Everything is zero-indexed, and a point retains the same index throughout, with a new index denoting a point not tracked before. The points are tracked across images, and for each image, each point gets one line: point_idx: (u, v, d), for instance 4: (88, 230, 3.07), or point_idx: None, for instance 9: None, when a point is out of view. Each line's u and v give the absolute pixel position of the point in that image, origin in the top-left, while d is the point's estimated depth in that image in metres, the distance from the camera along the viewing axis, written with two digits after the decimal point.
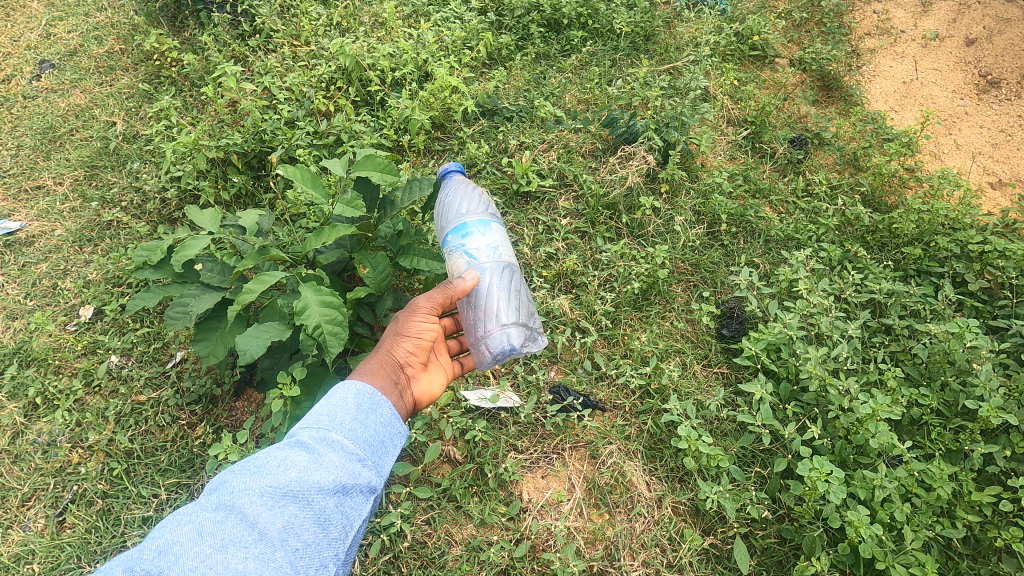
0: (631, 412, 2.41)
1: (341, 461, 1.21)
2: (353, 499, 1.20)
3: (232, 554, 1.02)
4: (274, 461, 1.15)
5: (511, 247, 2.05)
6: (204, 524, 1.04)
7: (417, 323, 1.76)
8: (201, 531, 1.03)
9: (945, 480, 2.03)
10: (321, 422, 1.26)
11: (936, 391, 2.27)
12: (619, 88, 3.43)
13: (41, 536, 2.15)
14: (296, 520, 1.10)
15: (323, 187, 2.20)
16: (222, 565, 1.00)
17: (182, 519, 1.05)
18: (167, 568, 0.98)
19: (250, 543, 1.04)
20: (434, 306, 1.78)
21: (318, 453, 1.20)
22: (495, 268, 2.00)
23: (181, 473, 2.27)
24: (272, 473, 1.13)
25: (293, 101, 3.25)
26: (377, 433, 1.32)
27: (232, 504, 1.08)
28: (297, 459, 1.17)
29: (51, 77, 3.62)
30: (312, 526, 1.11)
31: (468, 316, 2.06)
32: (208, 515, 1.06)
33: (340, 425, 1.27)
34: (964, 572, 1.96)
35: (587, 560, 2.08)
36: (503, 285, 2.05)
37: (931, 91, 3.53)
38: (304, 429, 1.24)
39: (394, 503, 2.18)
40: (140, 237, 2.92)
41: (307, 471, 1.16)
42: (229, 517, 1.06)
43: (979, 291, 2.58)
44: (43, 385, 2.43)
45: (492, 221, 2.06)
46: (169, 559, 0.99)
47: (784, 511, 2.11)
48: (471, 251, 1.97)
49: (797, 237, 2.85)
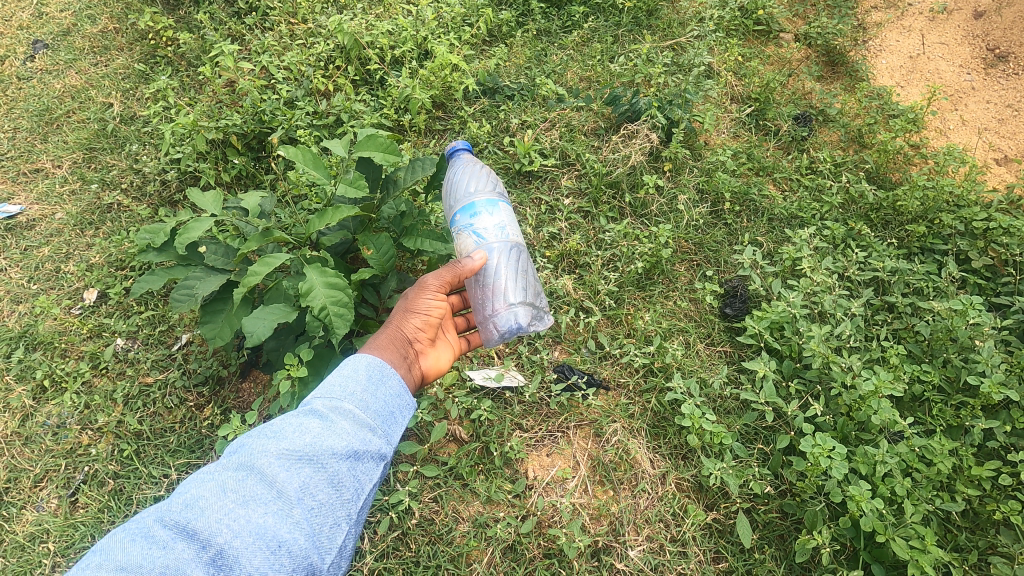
0: (635, 390, 2.42)
1: (353, 428, 1.21)
2: (365, 464, 1.20)
3: (252, 510, 1.05)
4: (290, 427, 1.17)
5: (518, 226, 2.08)
6: (226, 482, 1.08)
7: (425, 300, 1.76)
8: (224, 488, 1.07)
9: (945, 455, 2.06)
10: (334, 391, 1.26)
11: (938, 368, 2.29)
12: (622, 65, 3.38)
13: (55, 516, 2.18)
14: (311, 481, 1.11)
15: (325, 167, 2.18)
16: (243, 520, 1.04)
17: (206, 477, 1.09)
18: (195, 519, 1.03)
19: (268, 500, 1.07)
20: (443, 284, 1.80)
21: (332, 420, 1.20)
22: (503, 247, 2.04)
23: (191, 453, 2.30)
24: (287, 438, 1.14)
25: (292, 80, 3.20)
26: (387, 403, 1.30)
27: (252, 464, 1.11)
28: (311, 425, 1.18)
29: (45, 58, 3.56)
30: (326, 487, 1.12)
31: (475, 294, 2.06)
32: (230, 475, 1.09)
33: (352, 394, 1.26)
34: (962, 544, 2.00)
35: (592, 535, 2.12)
36: (510, 265, 2.08)
37: (938, 65, 3.48)
38: (317, 397, 1.24)
39: (401, 481, 2.21)
40: (142, 220, 2.91)
41: (321, 437, 1.16)
42: (249, 476, 1.09)
43: (983, 268, 2.59)
44: (50, 368, 2.45)
45: (500, 201, 2.07)
46: (195, 512, 1.04)
47: (786, 486, 2.15)
48: (479, 231, 2.00)
49: (801, 215, 2.84)
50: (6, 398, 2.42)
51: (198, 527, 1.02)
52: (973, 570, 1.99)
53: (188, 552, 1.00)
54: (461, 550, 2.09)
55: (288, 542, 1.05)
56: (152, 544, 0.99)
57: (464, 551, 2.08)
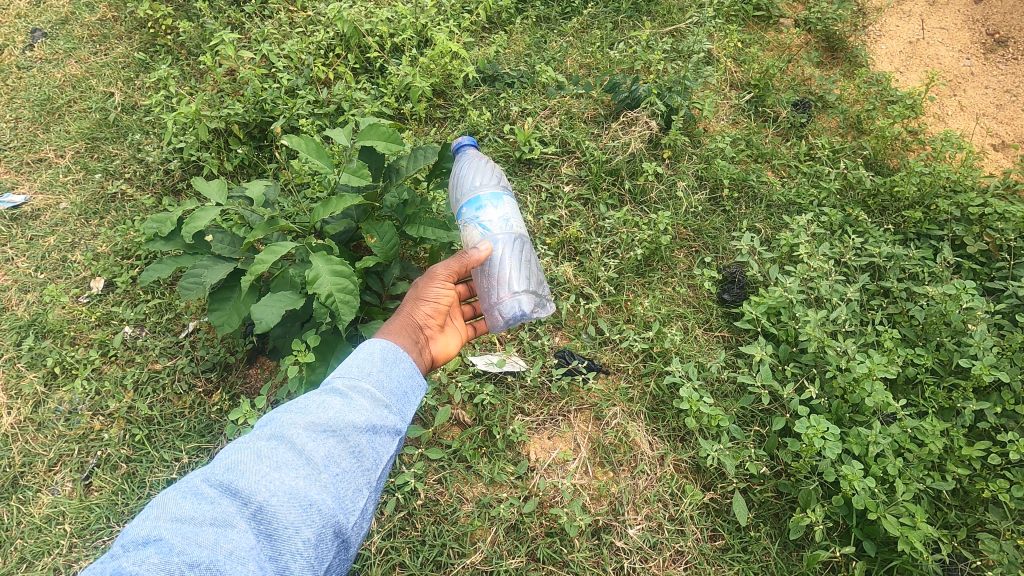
0: (634, 374, 2.47)
1: (371, 404, 1.26)
2: (383, 437, 1.24)
3: (286, 473, 1.10)
4: (314, 402, 1.21)
5: (522, 219, 2.10)
6: (261, 448, 1.13)
7: (434, 289, 1.80)
8: (259, 454, 1.12)
9: (936, 436, 2.11)
10: (352, 371, 1.30)
11: (931, 351, 2.34)
12: (621, 52, 3.39)
13: (70, 498, 2.24)
14: (336, 451, 1.16)
15: (327, 156, 2.21)
16: (278, 482, 1.08)
17: (242, 445, 1.14)
18: (236, 480, 1.08)
19: (298, 466, 1.12)
20: (451, 273, 1.84)
21: (351, 397, 1.25)
22: (507, 239, 2.05)
23: (201, 437, 2.35)
24: (312, 412, 1.19)
25: (292, 69, 3.21)
26: (401, 383, 1.34)
27: (283, 434, 1.16)
28: (333, 401, 1.22)
29: (44, 47, 3.56)
30: (349, 456, 1.17)
31: (481, 283, 2.09)
32: (263, 443, 1.14)
33: (369, 374, 1.31)
34: (951, 521, 2.07)
35: (593, 514, 2.18)
36: (515, 256, 2.10)
37: (937, 51, 3.48)
38: (337, 377, 1.29)
39: (407, 463, 2.27)
40: (146, 209, 2.94)
41: (343, 412, 1.21)
42: (281, 444, 1.14)
43: (978, 253, 2.62)
44: (61, 355, 2.49)
45: (504, 194, 2.09)
46: (236, 474, 1.08)
47: (781, 466, 2.21)
48: (484, 223, 2.02)
49: (799, 202, 2.87)
50: (18, 385, 2.47)
51: (239, 487, 1.07)
52: (961, 546, 2.05)
53: (233, 508, 1.05)
54: (465, 530, 2.15)
55: (318, 502, 1.10)
56: (201, 500, 1.04)
57: (469, 531, 2.15)
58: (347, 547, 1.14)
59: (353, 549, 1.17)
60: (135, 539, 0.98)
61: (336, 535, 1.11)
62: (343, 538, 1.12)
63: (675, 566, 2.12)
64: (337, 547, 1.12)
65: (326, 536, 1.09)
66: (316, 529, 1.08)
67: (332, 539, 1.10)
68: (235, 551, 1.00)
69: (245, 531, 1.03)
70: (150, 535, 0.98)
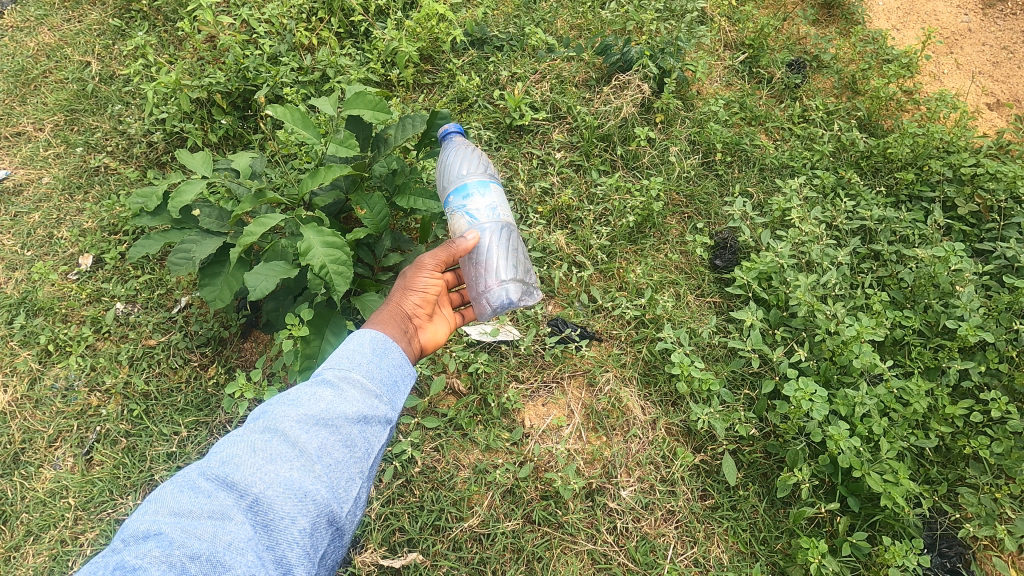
0: (627, 341, 2.50)
1: (362, 394, 1.26)
2: (374, 427, 1.26)
3: (281, 464, 1.12)
4: (307, 395, 1.22)
5: (510, 208, 2.06)
6: (255, 441, 1.14)
7: (423, 279, 1.78)
8: (253, 447, 1.13)
9: (921, 395, 2.14)
10: (342, 362, 1.31)
11: (919, 313, 2.36)
12: (613, 12, 3.30)
13: (73, 473, 2.28)
14: (328, 442, 1.18)
15: (313, 126, 2.15)
16: (273, 476, 1.10)
17: (235, 439, 1.15)
18: (232, 473, 1.10)
19: (292, 458, 1.14)
20: (439, 262, 1.82)
21: (342, 388, 1.25)
22: (494, 227, 2.02)
23: (199, 411, 2.38)
24: (305, 404, 1.20)
25: (273, 34, 3.09)
26: (391, 372, 1.35)
27: (277, 427, 1.17)
28: (324, 394, 1.23)
29: (15, 14, 3.43)
30: (341, 447, 1.19)
31: (469, 271, 2.08)
32: (257, 436, 1.16)
33: (359, 365, 1.31)
34: (932, 476, 2.14)
35: (587, 478, 2.23)
36: (502, 243, 2.08)
37: (935, 6, 3.41)
38: (328, 367, 1.29)
39: (404, 432, 2.31)
40: (130, 182, 2.88)
41: (333, 403, 1.22)
42: (275, 438, 1.15)
43: (968, 214, 2.62)
44: (53, 333, 2.48)
45: (492, 182, 2.06)
46: (231, 467, 1.10)
47: (770, 428, 2.26)
48: (472, 212, 1.99)
49: (792, 164, 2.84)
50: (13, 363, 2.47)
51: (235, 479, 1.09)
52: (942, 500, 2.13)
53: (229, 500, 1.07)
54: (462, 495, 2.20)
55: (314, 492, 1.12)
56: (198, 493, 1.06)
57: (466, 496, 2.20)
58: (341, 534, 1.17)
59: (347, 536, 1.19)
60: (135, 533, 1.00)
61: (330, 523, 1.14)
62: (338, 526, 1.15)
63: (667, 524, 2.19)
64: (331, 534, 1.14)
65: (322, 525, 1.12)
66: (312, 518, 1.10)
67: (327, 527, 1.13)
68: (233, 542, 1.03)
69: (243, 522, 1.06)
70: (150, 529, 1.00)
